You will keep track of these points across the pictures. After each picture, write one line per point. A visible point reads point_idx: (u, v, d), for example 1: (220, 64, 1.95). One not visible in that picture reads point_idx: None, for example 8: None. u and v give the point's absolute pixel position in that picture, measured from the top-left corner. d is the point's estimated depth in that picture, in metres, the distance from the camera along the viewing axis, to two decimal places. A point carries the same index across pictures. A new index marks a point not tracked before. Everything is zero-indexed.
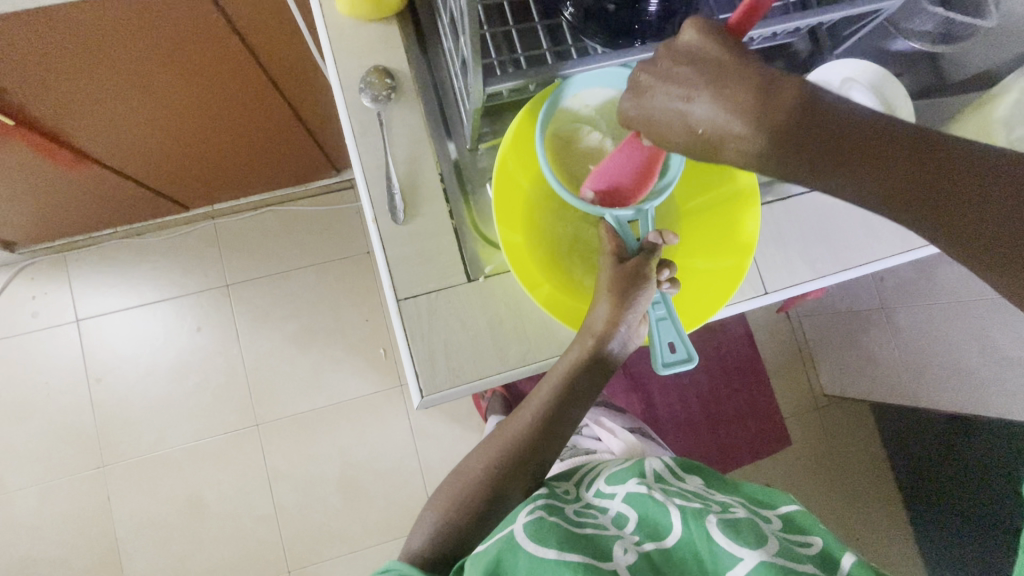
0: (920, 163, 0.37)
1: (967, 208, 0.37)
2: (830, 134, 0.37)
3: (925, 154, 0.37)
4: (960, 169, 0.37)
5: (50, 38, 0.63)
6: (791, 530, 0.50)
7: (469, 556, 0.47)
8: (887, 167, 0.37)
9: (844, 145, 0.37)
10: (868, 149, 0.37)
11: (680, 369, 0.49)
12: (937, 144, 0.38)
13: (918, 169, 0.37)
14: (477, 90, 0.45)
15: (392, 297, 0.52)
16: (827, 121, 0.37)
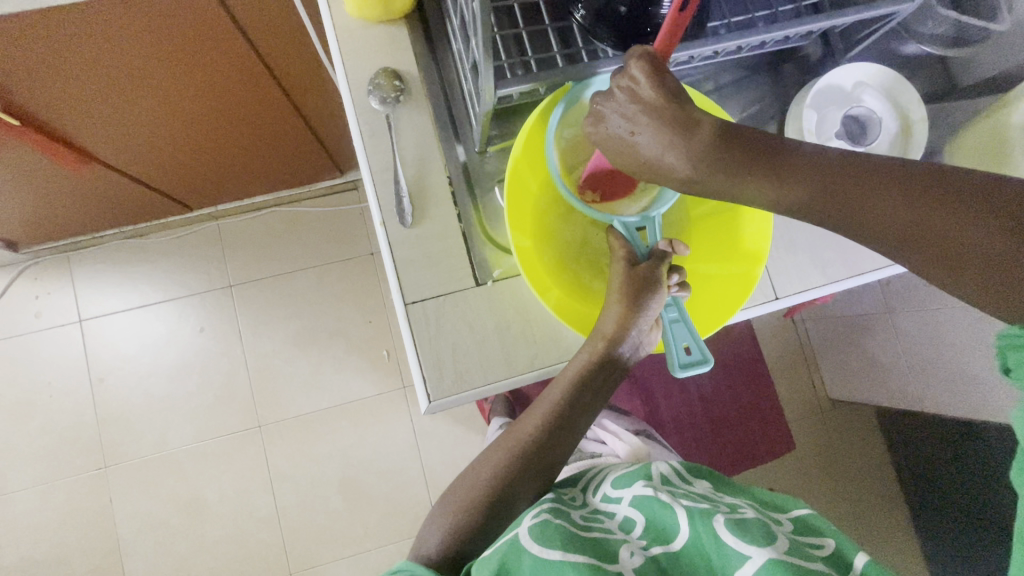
0: (844, 181, 0.42)
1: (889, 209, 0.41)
2: (753, 164, 0.43)
3: (851, 174, 0.42)
4: (887, 182, 0.41)
5: (53, 37, 0.63)
6: (802, 531, 0.49)
7: (476, 560, 0.46)
8: (809, 188, 0.42)
9: (767, 169, 0.43)
10: (791, 173, 0.43)
11: (696, 371, 0.47)
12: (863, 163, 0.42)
13: (845, 189, 0.41)
14: (488, 92, 0.44)
15: (400, 300, 0.52)
16: (747, 153, 0.43)
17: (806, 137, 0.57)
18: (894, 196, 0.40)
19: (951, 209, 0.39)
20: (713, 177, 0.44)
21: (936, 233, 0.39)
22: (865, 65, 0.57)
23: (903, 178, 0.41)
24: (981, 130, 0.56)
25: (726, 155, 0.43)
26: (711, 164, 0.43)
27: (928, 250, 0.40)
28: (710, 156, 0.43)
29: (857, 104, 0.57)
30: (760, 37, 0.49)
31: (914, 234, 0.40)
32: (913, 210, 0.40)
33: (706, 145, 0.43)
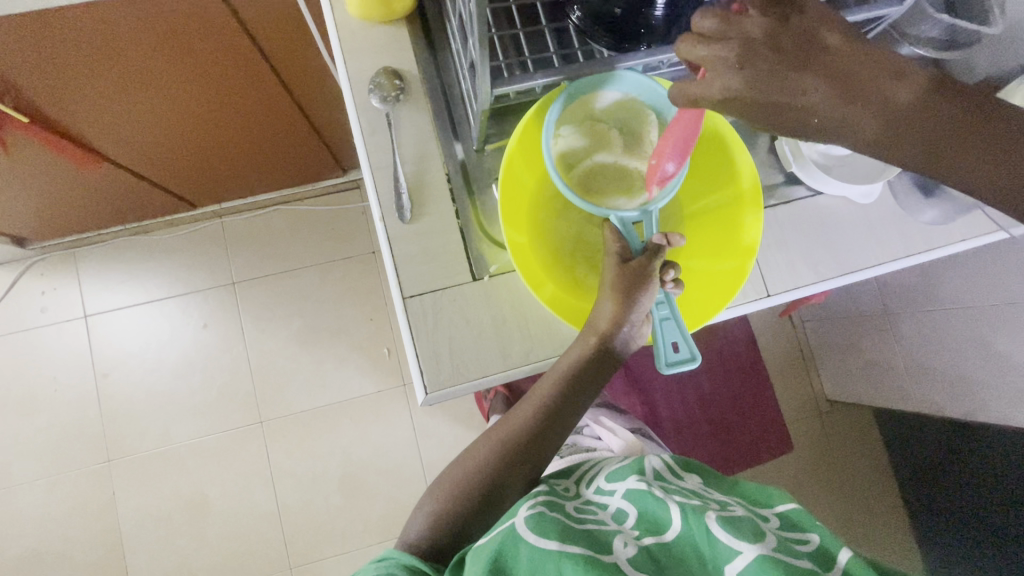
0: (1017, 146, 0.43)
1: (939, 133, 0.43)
2: (912, 115, 0.42)
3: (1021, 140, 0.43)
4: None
5: (59, 35, 0.64)
6: (788, 528, 0.50)
7: (470, 547, 0.47)
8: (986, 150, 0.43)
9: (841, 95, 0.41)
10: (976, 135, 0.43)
11: (683, 369, 0.49)
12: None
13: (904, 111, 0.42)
14: (484, 91, 0.45)
15: (397, 294, 0.53)
16: (950, 109, 0.43)
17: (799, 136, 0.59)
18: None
19: (986, 137, 0.43)
20: (910, 138, 0.43)
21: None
22: None
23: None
24: None
25: (927, 112, 0.42)
26: (913, 121, 0.42)
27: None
28: (910, 112, 0.42)
29: None
30: None
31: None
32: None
33: (908, 102, 0.42)
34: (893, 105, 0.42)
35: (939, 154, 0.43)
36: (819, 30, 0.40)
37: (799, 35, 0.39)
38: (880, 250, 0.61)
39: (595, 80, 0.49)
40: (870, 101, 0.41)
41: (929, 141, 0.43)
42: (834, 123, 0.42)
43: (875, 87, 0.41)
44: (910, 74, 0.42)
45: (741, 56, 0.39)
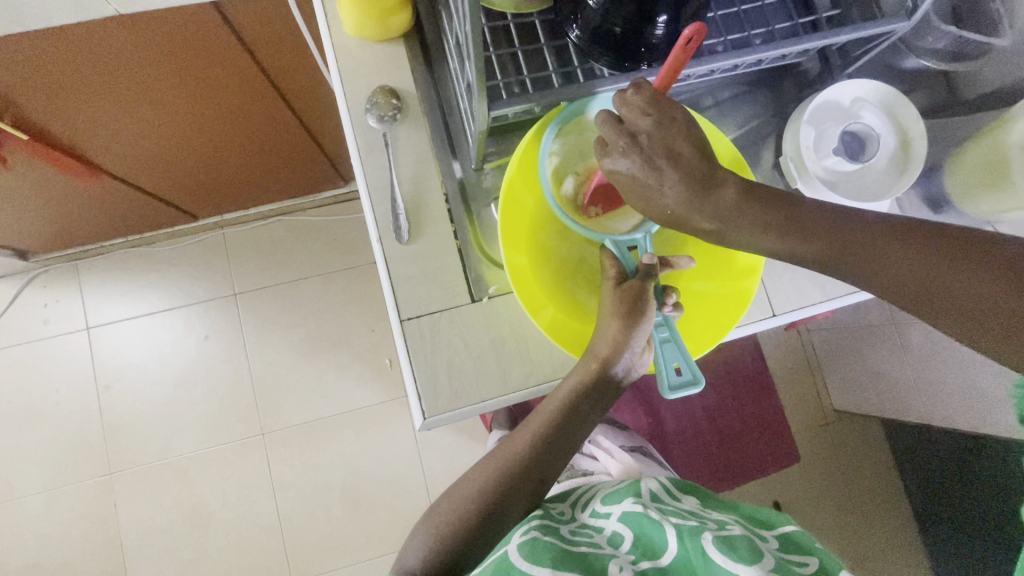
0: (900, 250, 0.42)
1: (771, 225, 0.45)
2: (739, 213, 0.46)
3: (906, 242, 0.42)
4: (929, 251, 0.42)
5: (55, 52, 0.64)
6: (789, 550, 0.49)
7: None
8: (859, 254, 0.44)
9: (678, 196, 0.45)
10: (840, 238, 0.44)
11: (685, 393, 0.47)
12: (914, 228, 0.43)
13: (731, 213, 0.46)
14: (481, 112, 0.45)
15: (395, 316, 0.52)
16: (766, 208, 0.45)
17: (805, 152, 0.57)
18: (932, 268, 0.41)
19: (812, 226, 0.44)
20: (740, 233, 0.46)
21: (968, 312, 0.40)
22: (863, 82, 0.56)
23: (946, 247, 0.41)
24: (981, 148, 0.54)
25: (752, 214, 0.46)
26: (737, 223, 0.46)
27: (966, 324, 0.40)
28: (734, 213, 0.45)
29: (856, 120, 0.57)
30: (756, 56, 0.49)
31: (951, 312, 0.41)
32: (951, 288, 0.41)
33: (731, 205, 0.45)
34: (725, 205, 0.45)
35: (769, 244, 0.46)
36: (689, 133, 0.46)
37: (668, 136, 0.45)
38: None
39: (591, 101, 0.49)
40: (698, 202, 0.45)
41: (759, 237, 0.46)
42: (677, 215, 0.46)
43: (703, 194, 0.45)
44: (731, 180, 0.46)
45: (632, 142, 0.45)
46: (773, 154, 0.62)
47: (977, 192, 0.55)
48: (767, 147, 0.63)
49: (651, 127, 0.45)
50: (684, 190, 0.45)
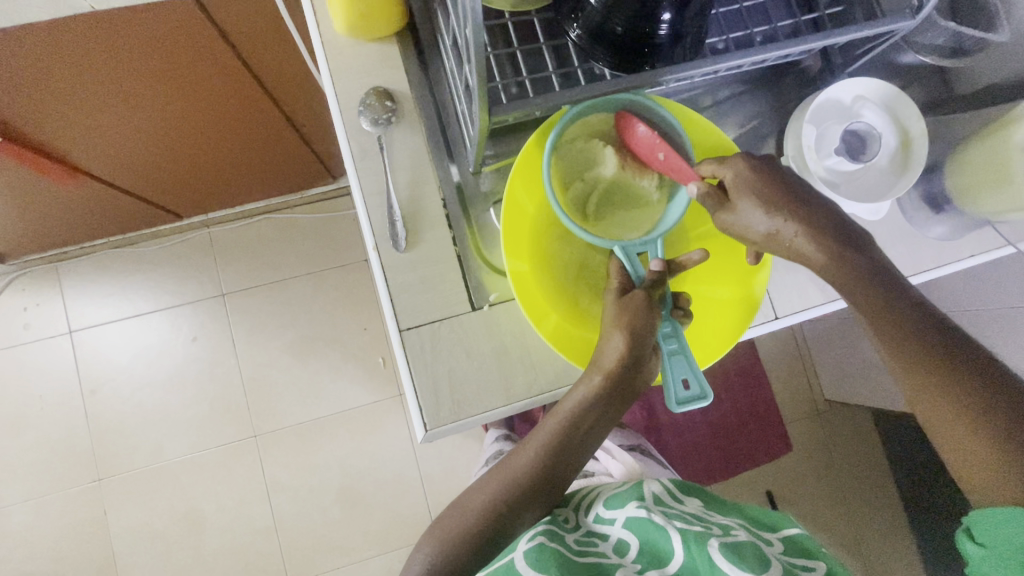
0: (951, 387, 0.44)
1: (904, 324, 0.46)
2: (875, 302, 0.47)
3: (961, 380, 0.44)
4: (978, 397, 0.43)
5: (35, 50, 0.61)
6: (794, 553, 0.49)
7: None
8: (898, 366, 0.46)
9: (817, 241, 0.48)
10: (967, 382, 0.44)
11: (694, 407, 0.47)
12: (975, 369, 0.44)
13: (872, 299, 0.47)
14: (481, 116, 0.43)
15: (394, 326, 0.51)
16: (908, 314, 0.46)
17: (805, 153, 0.56)
18: (971, 420, 0.43)
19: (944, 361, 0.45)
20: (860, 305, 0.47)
21: (997, 465, 0.41)
22: (863, 81, 0.56)
23: (1001, 401, 0.43)
24: (987, 148, 0.53)
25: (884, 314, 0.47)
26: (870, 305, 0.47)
27: (967, 469, 0.43)
28: (865, 294, 0.47)
29: (856, 119, 0.56)
30: (760, 57, 0.48)
31: (969, 458, 0.43)
32: (987, 435, 0.42)
33: (867, 270, 0.48)
34: (868, 287, 0.47)
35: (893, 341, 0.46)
36: (808, 193, 0.49)
37: (799, 191, 0.49)
38: None
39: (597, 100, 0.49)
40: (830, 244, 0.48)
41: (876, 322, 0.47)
42: (809, 256, 0.48)
43: (842, 245, 0.48)
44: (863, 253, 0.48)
45: (761, 184, 0.48)
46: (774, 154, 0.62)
47: (982, 191, 0.54)
48: (768, 148, 0.62)
49: (780, 178, 0.49)
50: (806, 222, 0.48)
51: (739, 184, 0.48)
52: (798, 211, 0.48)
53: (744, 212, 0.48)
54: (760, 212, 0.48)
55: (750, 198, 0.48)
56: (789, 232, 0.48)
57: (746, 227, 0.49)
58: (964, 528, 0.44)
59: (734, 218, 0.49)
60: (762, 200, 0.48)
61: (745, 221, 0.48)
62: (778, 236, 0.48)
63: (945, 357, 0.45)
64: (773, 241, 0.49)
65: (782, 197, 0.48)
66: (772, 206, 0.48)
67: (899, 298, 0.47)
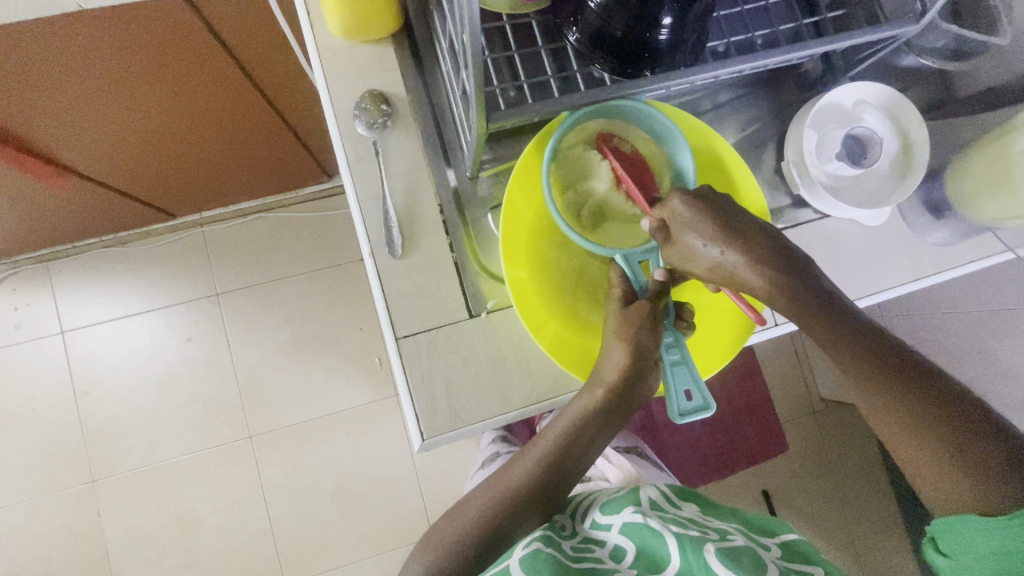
0: (902, 396, 0.45)
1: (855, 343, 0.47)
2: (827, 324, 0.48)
3: (911, 390, 0.45)
4: (927, 406, 0.45)
5: (24, 50, 0.60)
6: (792, 559, 0.49)
7: None
8: (852, 380, 0.47)
9: (759, 269, 0.47)
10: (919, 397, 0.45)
11: (697, 418, 0.46)
12: (923, 379, 0.46)
13: (823, 321, 0.48)
14: (478, 123, 0.42)
15: (390, 334, 0.50)
16: (858, 333, 0.47)
17: (806, 158, 0.56)
18: (922, 429, 0.44)
19: (895, 378, 0.46)
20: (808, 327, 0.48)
21: (953, 476, 0.42)
22: (865, 84, 0.55)
23: (949, 410, 0.44)
24: (987, 154, 0.53)
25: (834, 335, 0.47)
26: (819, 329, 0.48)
27: (923, 476, 0.44)
28: (816, 318, 0.48)
29: (858, 124, 0.55)
30: (762, 62, 0.47)
31: (925, 470, 0.44)
32: (941, 447, 0.43)
33: (815, 293, 0.48)
34: (820, 310, 0.48)
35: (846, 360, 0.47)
36: (747, 224, 0.48)
37: (738, 222, 0.48)
38: (881, 276, 0.59)
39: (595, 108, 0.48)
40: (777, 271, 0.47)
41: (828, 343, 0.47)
42: (753, 284, 0.48)
43: (787, 270, 0.48)
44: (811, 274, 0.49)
45: (698, 219, 0.47)
46: (774, 158, 0.61)
47: (985, 197, 0.54)
48: (768, 151, 0.61)
49: (718, 208, 0.47)
50: (745, 251, 0.47)
51: (676, 223, 0.47)
52: (739, 242, 0.47)
53: (684, 248, 0.47)
54: (700, 245, 0.47)
55: (689, 235, 0.47)
56: (730, 264, 0.47)
57: (688, 263, 0.48)
58: (930, 538, 0.44)
59: (676, 253, 0.47)
60: (699, 236, 0.47)
61: (686, 256, 0.47)
62: (720, 268, 0.48)
63: (900, 374, 0.46)
64: (716, 272, 0.48)
65: (718, 231, 0.47)
66: (711, 242, 0.46)
67: (848, 318, 0.48)
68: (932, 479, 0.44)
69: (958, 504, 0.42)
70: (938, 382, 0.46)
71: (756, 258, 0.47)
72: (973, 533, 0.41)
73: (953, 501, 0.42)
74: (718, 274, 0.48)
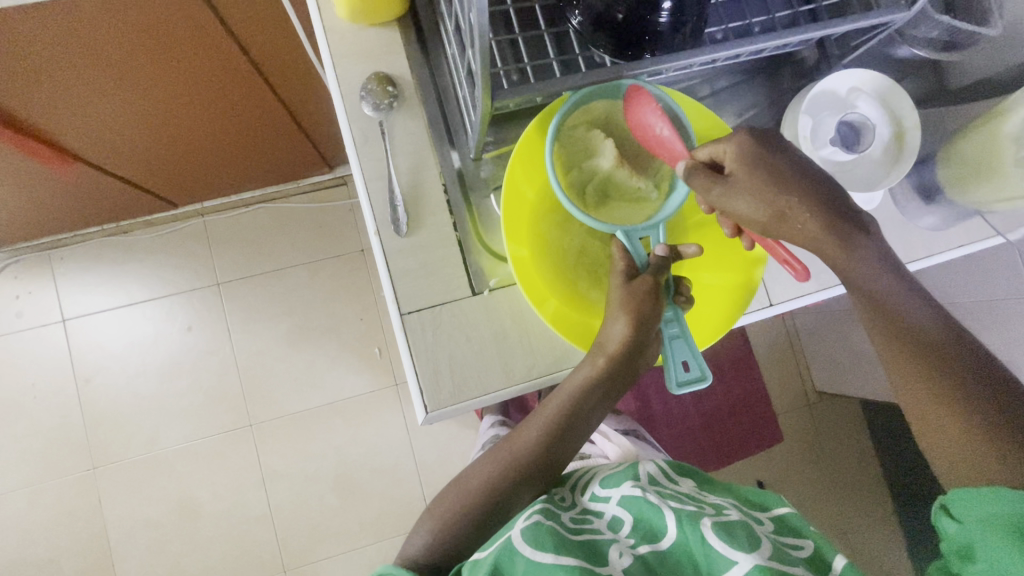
0: (938, 372, 0.48)
1: (901, 319, 0.50)
2: (878, 297, 0.51)
3: (945, 367, 0.48)
4: (966, 387, 0.48)
5: (34, 33, 0.61)
6: (784, 533, 0.50)
7: (466, 560, 0.49)
8: (896, 352, 0.50)
9: (817, 215, 0.48)
10: (958, 379, 0.48)
11: (693, 389, 0.48)
12: (964, 356, 0.49)
13: (882, 294, 0.50)
14: (484, 102, 0.43)
15: (395, 310, 0.51)
16: (913, 311, 0.50)
17: (801, 144, 0.57)
18: (956, 408, 0.47)
19: (938, 358, 0.49)
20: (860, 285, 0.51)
21: (972, 453, 0.46)
22: (859, 73, 0.56)
23: (983, 393, 0.47)
24: (977, 139, 0.54)
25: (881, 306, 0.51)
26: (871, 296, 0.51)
27: (938, 444, 0.49)
28: (871, 289, 0.51)
29: (851, 110, 0.57)
30: (759, 46, 0.48)
31: (947, 444, 0.48)
32: (969, 427, 0.47)
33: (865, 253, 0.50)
34: (880, 284, 0.50)
35: (891, 333, 0.50)
36: (809, 171, 0.49)
37: (799, 169, 0.49)
38: None
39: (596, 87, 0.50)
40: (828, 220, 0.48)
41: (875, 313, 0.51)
42: (807, 229, 0.48)
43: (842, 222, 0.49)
44: (864, 231, 0.50)
45: (759, 163, 0.48)
46: None
47: (973, 180, 0.55)
48: None
49: (779, 155, 0.48)
50: (806, 198, 0.48)
51: (740, 163, 0.48)
52: (798, 188, 0.48)
53: (741, 192, 0.47)
54: (756, 191, 0.47)
55: (751, 176, 0.47)
56: (789, 208, 0.48)
57: (748, 205, 0.48)
58: (942, 506, 0.47)
59: (733, 197, 0.48)
60: (758, 178, 0.47)
61: (741, 200, 0.48)
62: (778, 213, 0.48)
63: (947, 356, 0.49)
64: (774, 219, 0.48)
65: (779, 175, 0.48)
66: (771, 184, 0.47)
67: (908, 297, 0.50)
68: (952, 450, 0.48)
69: (972, 477, 0.46)
70: (977, 362, 0.48)
71: (815, 206, 0.48)
72: (991, 507, 0.44)
73: (965, 471, 0.47)
74: (768, 223, 0.48)
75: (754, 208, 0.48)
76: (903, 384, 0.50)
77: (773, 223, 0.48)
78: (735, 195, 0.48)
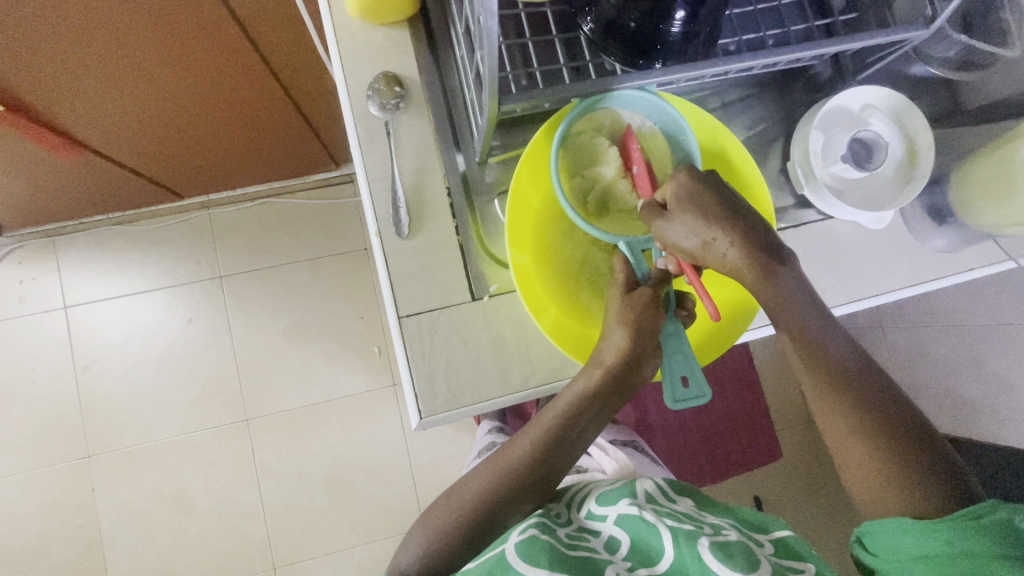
0: (860, 413, 0.49)
1: (830, 362, 0.50)
2: (806, 339, 0.51)
3: (870, 408, 0.49)
4: (891, 429, 0.48)
5: (44, 18, 0.60)
6: (784, 555, 0.49)
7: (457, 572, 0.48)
8: (826, 394, 0.50)
9: (744, 251, 0.49)
10: (883, 421, 0.48)
11: (693, 406, 0.47)
12: (886, 399, 0.49)
13: (811, 337, 0.51)
14: (489, 106, 0.43)
15: (393, 313, 0.51)
16: (839, 354, 0.51)
17: (812, 158, 0.56)
18: (883, 450, 0.48)
19: (864, 401, 0.49)
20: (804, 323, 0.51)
21: (895, 495, 0.46)
22: (872, 89, 0.56)
23: (905, 436, 0.48)
24: (990, 162, 0.54)
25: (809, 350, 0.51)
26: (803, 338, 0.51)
27: (862, 485, 0.49)
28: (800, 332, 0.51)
29: (864, 127, 0.56)
30: (771, 60, 0.48)
31: (873, 486, 0.48)
32: (893, 469, 0.47)
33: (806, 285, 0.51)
34: (806, 327, 0.51)
35: (820, 374, 0.50)
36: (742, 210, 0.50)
37: (734, 206, 0.49)
38: (881, 279, 0.60)
39: (603, 97, 0.49)
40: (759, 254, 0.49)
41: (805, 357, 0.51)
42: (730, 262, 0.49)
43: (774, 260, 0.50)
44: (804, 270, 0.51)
45: (698, 199, 0.48)
46: (780, 158, 0.62)
47: (984, 202, 0.54)
48: (774, 152, 0.62)
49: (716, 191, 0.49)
50: (739, 234, 0.49)
51: (680, 197, 0.48)
52: (733, 225, 0.49)
53: (677, 227, 0.47)
54: (694, 224, 0.47)
55: (687, 210, 0.47)
56: (716, 242, 0.48)
57: (684, 240, 0.47)
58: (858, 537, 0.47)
59: (671, 229, 0.47)
60: (696, 214, 0.47)
61: (676, 234, 0.47)
62: (707, 248, 0.48)
63: (872, 398, 0.49)
64: (702, 253, 0.48)
65: (715, 211, 0.48)
66: (706, 220, 0.48)
67: (832, 341, 0.51)
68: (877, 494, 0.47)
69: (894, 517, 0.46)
70: (899, 405, 0.49)
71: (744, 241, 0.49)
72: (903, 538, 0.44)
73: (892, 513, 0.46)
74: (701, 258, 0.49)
75: (691, 242, 0.48)
76: (827, 423, 0.50)
77: (705, 257, 0.49)
78: (671, 229, 0.47)
